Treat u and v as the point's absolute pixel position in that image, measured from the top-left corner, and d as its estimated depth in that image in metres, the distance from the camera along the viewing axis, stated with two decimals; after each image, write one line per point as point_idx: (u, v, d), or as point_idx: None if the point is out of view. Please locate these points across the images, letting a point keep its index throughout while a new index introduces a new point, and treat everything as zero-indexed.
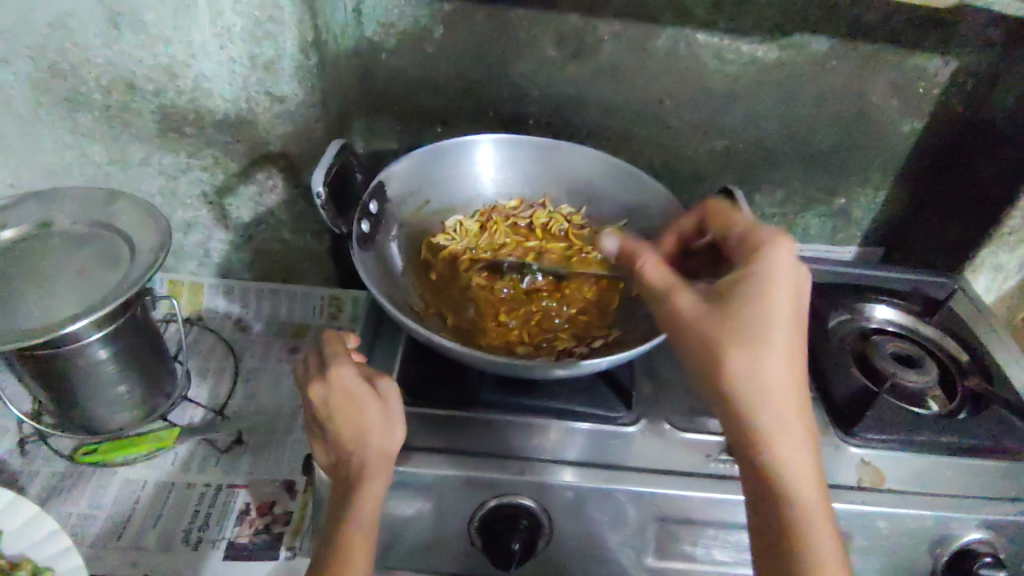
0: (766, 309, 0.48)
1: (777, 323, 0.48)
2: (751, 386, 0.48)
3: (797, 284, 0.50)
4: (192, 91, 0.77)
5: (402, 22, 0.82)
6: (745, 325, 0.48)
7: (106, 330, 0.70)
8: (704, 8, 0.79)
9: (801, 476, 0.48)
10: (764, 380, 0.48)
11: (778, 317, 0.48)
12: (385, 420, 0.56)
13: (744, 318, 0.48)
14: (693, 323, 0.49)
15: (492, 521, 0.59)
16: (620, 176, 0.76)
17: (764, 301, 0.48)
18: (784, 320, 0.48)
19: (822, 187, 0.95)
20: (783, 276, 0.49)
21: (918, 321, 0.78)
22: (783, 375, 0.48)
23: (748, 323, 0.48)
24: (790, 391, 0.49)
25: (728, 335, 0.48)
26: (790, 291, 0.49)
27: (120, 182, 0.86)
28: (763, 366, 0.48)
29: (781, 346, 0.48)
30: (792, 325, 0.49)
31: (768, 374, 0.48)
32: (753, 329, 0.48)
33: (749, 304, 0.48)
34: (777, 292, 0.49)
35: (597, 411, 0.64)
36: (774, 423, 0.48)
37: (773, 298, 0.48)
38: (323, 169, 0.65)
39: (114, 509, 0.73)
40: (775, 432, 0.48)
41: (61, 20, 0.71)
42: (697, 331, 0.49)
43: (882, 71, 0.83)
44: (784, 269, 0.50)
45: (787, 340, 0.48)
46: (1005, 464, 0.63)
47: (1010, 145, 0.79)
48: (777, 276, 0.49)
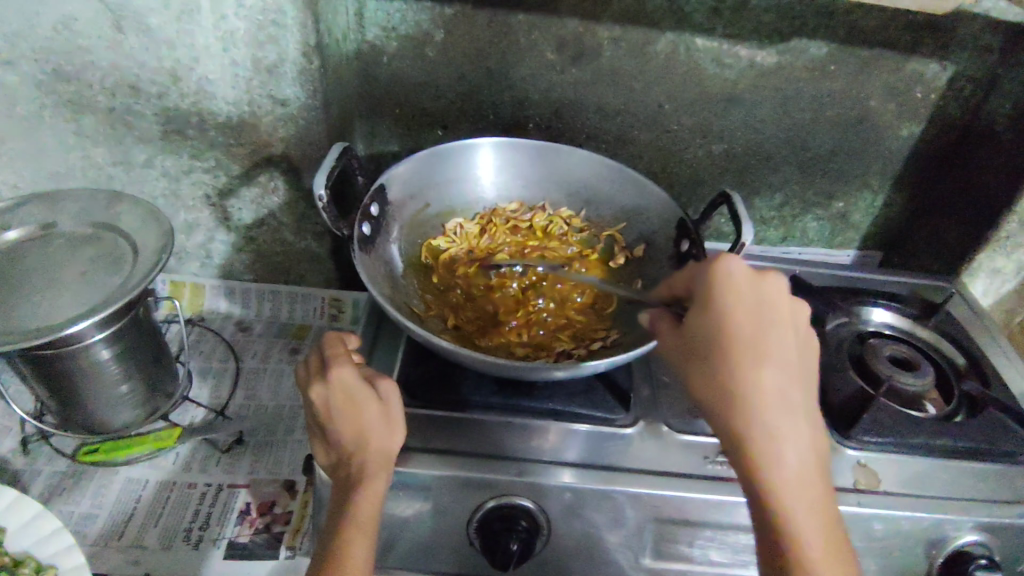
0: (716, 323, 0.49)
1: (733, 337, 0.49)
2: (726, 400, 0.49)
3: (750, 291, 0.50)
4: (195, 93, 0.77)
5: (403, 26, 0.83)
6: (701, 343, 0.50)
7: (109, 331, 0.71)
8: (703, 13, 0.79)
9: (793, 489, 0.48)
10: (738, 393, 0.49)
11: (732, 330, 0.49)
12: (385, 421, 0.56)
13: (700, 337, 0.50)
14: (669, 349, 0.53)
15: (490, 521, 0.59)
16: (619, 180, 0.77)
17: (711, 317, 0.50)
18: (738, 330, 0.49)
19: (820, 191, 0.95)
20: (730, 289, 0.49)
21: (915, 325, 0.78)
22: (758, 386, 0.49)
23: (704, 342, 0.50)
24: (769, 401, 0.49)
25: (692, 355, 0.51)
26: (741, 301, 0.49)
27: (123, 183, 0.86)
28: (731, 378, 0.49)
29: (744, 357, 0.49)
30: (752, 334, 0.49)
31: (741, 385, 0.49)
32: (708, 346, 0.50)
33: (700, 323, 0.50)
34: (725, 306, 0.49)
35: (596, 413, 0.65)
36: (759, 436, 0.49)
37: (721, 313, 0.49)
38: (325, 172, 0.65)
39: (116, 508, 0.73)
40: (761, 445, 0.48)
41: (66, 23, 0.72)
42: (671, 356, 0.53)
43: (879, 76, 0.84)
44: (731, 281, 0.49)
45: (750, 350, 0.49)
46: (1001, 467, 0.64)
47: (1007, 149, 0.80)
48: (724, 288, 0.49)
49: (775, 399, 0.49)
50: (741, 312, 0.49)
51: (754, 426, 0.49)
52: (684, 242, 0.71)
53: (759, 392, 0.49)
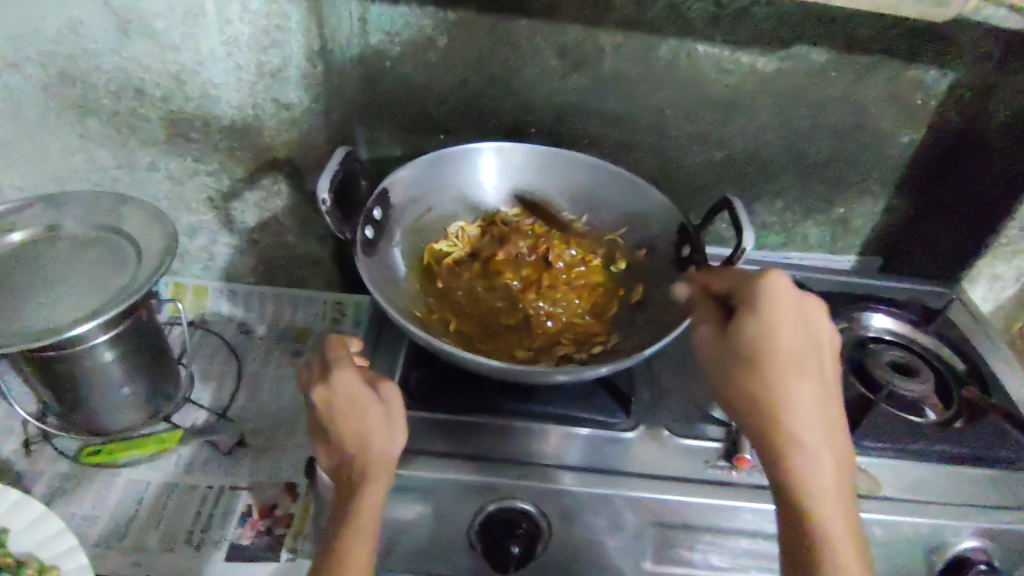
0: (763, 331, 0.51)
1: (776, 345, 0.51)
2: (764, 406, 0.51)
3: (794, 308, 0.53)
4: (199, 97, 0.78)
5: (406, 31, 0.83)
6: (745, 349, 0.52)
7: (112, 333, 0.71)
8: (704, 20, 0.80)
9: (826, 498, 0.49)
10: (775, 400, 0.51)
11: (775, 338, 0.51)
12: (387, 424, 0.57)
13: (745, 344, 0.52)
14: (710, 353, 0.55)
15: (491, 525, 0.59)
16: (620, 185, 0.77)
17: (760, 324, 0.52)
18: (781, 340, 0.51)
19: (820, 197, 0.96)
20: (777, 303, 0.52)
21: (915, 331, 0.78)
22: (797, 395, 0.51)
23: (749, 347, 0.52)
24: (808, 411, 0.50)
25: (736, 362, 0.53)
26: (787, 314, 0.52)
27: (127, 186, 0.87)
28: (771, 385, 0.51)
29: (787, 365, 0.51)
30: (795, 346, 0.51)
31: (778, 392, 0.50)
32: (754, 353, 0.51)
33: (746, 329, 0.52)
34: (770, 315, 0.52)
35: (596, 417, 0.65)
36: (794, 442, 0.50)
37: (766, 322, 0.52)
38: (328, 176, 0.65)
39: (118, 509, 0.74)
40: (795, 453, 0.50)
41: (71, 27, 0.73)
42: (713, 359, 0.55)
43: (879, 82, 0.84)
44: (777, 296, 0.52)
45: (792, 360, 0.51)
46: (1000, 472, 0.64)
47: (1002, 155, 0.81)
48: (769, 299, 0.52)
49: (811, 409, 0.51)
50: (785, 325, 0.52)
51: (789, 434, 0.50)
52: (685, 247, 0.71)
53: (798, 401, 0.50)
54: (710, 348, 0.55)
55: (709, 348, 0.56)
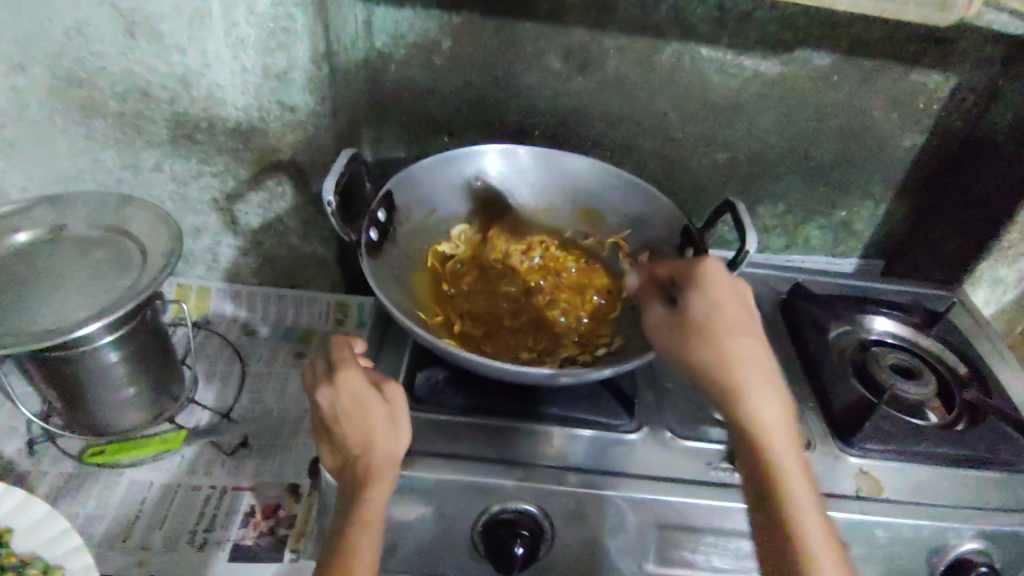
0: (710, 303, 0.53)
1: (723, 314, 0.53)
2: (724, 373, 0.51)
3: (732, 285, 0.55)
4: (205, 99, 0.78)
5: (411, 34, 0.84)
6: (696, 322, 0.53)
7: (118, 333, 0.71)
8: (708, 23, 0.80)
9: (791, 458, 0.50)
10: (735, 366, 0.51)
11: (721, 309, 0.53)
12: (391, 424, 0.57)
13: (694, 316, 0.53)
14: (657, 332, 0.55)
15: (495, 525, 0.59)
16: (623, 188, 0.78)
17: (706, 297, 0.54)
18: (727, 311, 0.53)
19: (823, 200, 0.96)
20: (718, 279, 0.55)
21: (916, 334, 0.78)
22: (752, 359, 0.52)
23: (699, 319, 0.53)
24: (763, 373, 0.52)
25: (687, 334, 0.53)
26: (722, 290, 0.54)
27: (132, 187, 0.87)
28: (727, 352, 0.51)
29: (735, 332, 0.52)
30: (739, 315, 0.53)
31: (735, 358, 0.51)
32: (703, 324, 0.53)
33: (694, 303, 0.54)
34: (713, 290, 0.54)
35: (600, 419, 0.65)
36: (757, 406, 0.51)
37: (710, 295, 0.54)
38: (333, 178, 0.66)
39: (122, 509, 0.74)
40: (759, 417, 0.50)
41: (78, 29, 0.73)
42: (662, 337, 0.55)
43: (882, 86, 0.84)
44: (715, 273, 0.55)
45: (741, 328, 0.53)
46: (1001, 475, 0.64)
47: (1008, 158, 0.81)
48: (710, 277, 0.55)
49: (766, 373, 0.52)
50: (727, 298, 0.54)
51: (751, 398, 0.51)
52: (688, 249, 0.71)
53: (754, 366, 0.52)
54: (658, 325, 0.55)
55: (658, 325, 0.55)
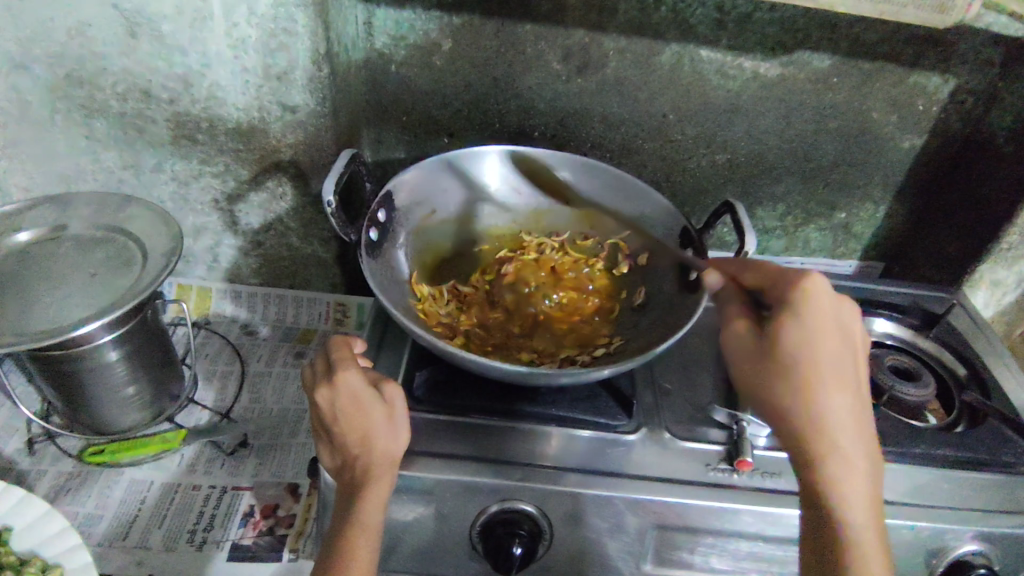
0: (809, 340, 0.50)
1: (820, 355, 0.50)
2: (809, 419, 0.50)
3: (832, 314, 0.52)
4: (206, 99, 0.78)
5: (411, 35, 0.84)
6: (787, 357, 0.50)
7: (118, 333, 0.71)
8: (708, 25, 0.80)
9: (863, 516, 0.49)
10: (821, 413, 0.50)
11: (820, 348, 0.50)
12: (390, 424, 0.57)
13: (787, 351, 0.51)
14: (741, 353, 0.53)
15: (493, 526, 0.59)
16: (623, 189, 0.77)
17: (805, 330, 0.51)
18: (826, 350, 0.50)
19: (822, 202, 0.96)
20: (821, 310, 0.51)
21: (916, 336, 0.79)
22: (840, 408, 0.50)
23: (794, 353, 0.50)
24: (848, 421, 0.50)
25: (778, 367, 0.51)
26: (823, 321, 0.51)
27: (132, 187, 0.87)
28: (816, 397, 0.50)
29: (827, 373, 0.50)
30: (836, 355, 0.51)
31: (823, 406, 0.50)
32: (796, 359, 0.50)
33: (792, 337, 0.51)
34: (816, 322, 0.51)
35: (599, 419, 0.66)
36: (834, 457, 0.50)
37: (812, 328, 0.50)
38: (333, 178, 0.66)
39: (121, 509, 0.74)
40: (835, 469, 0.49)
41: (80, 29, 0.73)
42: (746, 361, 0.53)
43: (881, 88, 0.84)
44: (821, 300, 0.51)
45: (835, 371, 0.51)
46: (1003, 477, 0.63)
47: (1008, 161, 0.81)
48: (813, 308, 0.51)
49: (851, 421, 0.50)
50: (827, 332, 0.51)
51: (832, 449, 0.50)
52: (688, 250, 0.71)
53: (840, 414, 0.50)
54: (742, 347, 0.53)
55: (743, 348, 0.53)
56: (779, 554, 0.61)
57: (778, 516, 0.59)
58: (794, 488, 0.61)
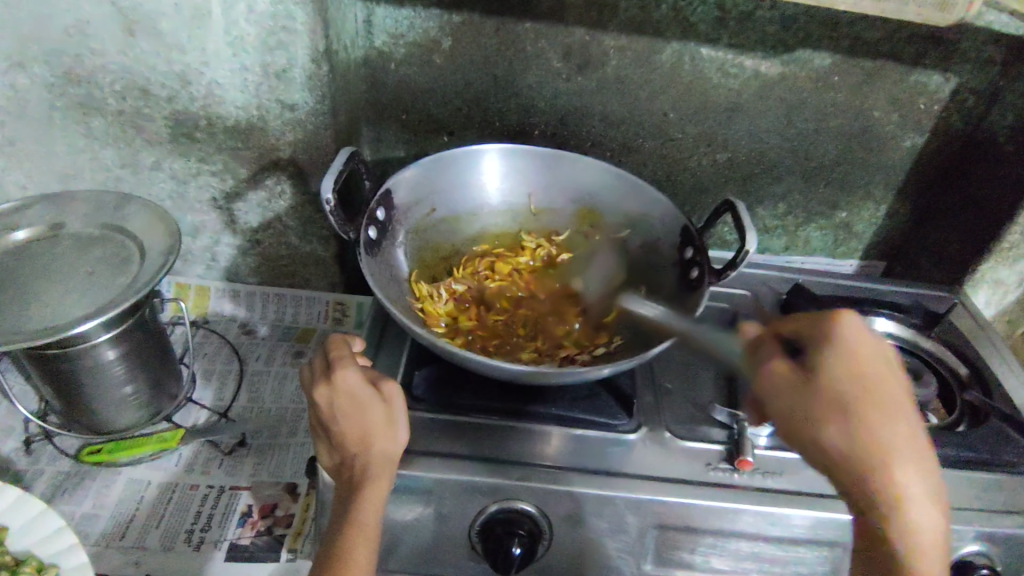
0: (853, 377, 0.47)
1: (872, 393, 0.47)
2: (874, 465, 0.45)
3: (865, 348, 0.48)
4: (204, 97, 0.78)
5: (411, 33, 0.84)
6: (837, 396, 0.46)
7: (115, 331, 0.71)
8: (708, 23, 0.80)
9: (935, 565, 0.44)
10: (883, 456, 0.45)
11: (866, 387, 0.47)
12: (389, 423, 0.57)
13: (833, 389, 0.46)
14: (780, 394, 0.48)
15: (492, 526, 0.59)
16: (624, 188, 0.77)
17: (851, 367, 0.47)
18: (875, 388, 0.47)
19: (823, 201, 0.96)
20: (856, 346, 0.48)
21: (918, 335, 0.78)
22: (904, 451, 0.46)
23: (838, 394, 0.46)
24: (915, 466, 0.45)
25: (826, 408, 0.46)
26: (857, 357, 0.48)
27: (131, 185, 0.87)
28: (875, 440, 0.45)
29: (874, 410, 0.46)
30: (887, 393, 0.47)
31: (884, 448, 0.45)
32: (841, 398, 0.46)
33: (838, 375, 0.47)
34: (849, 357, 0.48)
35: (599, 419, 0.65)
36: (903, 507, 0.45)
37: (855, 364, 0.47)
38: (333, 176, 0.65)
39: (118, 509, 0.73)
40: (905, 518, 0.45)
41: (78, 26, 0.73)
42: (788, 403, 0.48)
43: (882, 87, 0.84)
44: (861, 338, 0.48)
45: (890, 409, 0.46)
46: (1006, 477, 0.63)
47: (1010, 160, 0.80)
48: (856, 344, 0.48)
49: (917, 463, 0.45)
50: (864, 367, 0.47)
51: (900, 497, 0.45)
52: (688, 249, 0.71)
53: (903, 457, 0.45)
54: (779, 386, 0.48)
55: (781, 387, 0.48)
56: (780, 555, 0.61)
57: (780, 517, 0.58)
58: (795, 488, 0.61)
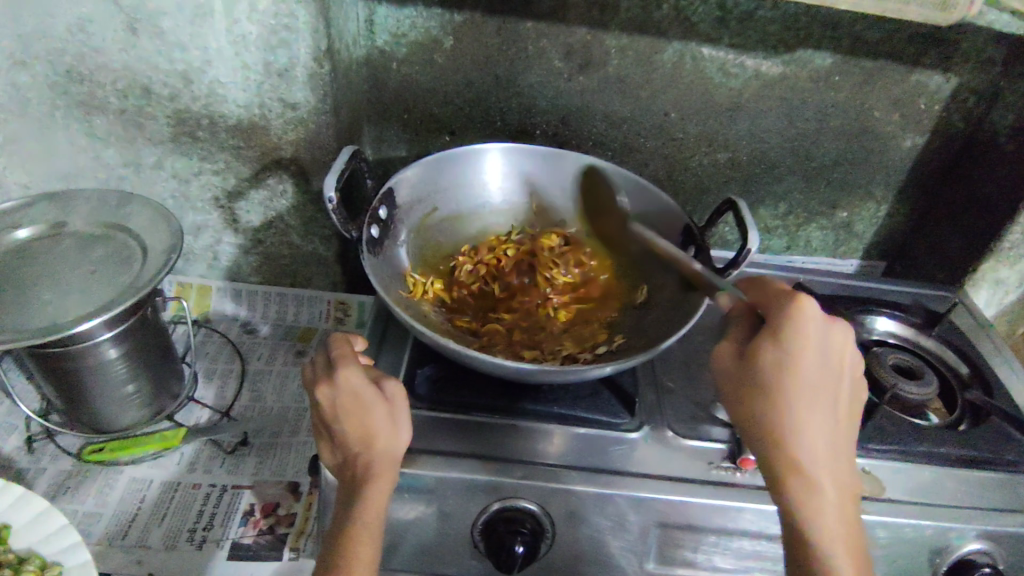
0: (789, 364, 0.49)
1: (800, 376, 0.49)
2: (777, 444, 0.49)
3: (815, 336, 0.49)
4: (206, 96, 0.78)
5: (413, 32, 0.84)
6: (766, 376, 0.50)
7: (118, 330, 0.71)
8: (709, 23, 0.80)
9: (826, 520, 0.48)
10: (793, 433, 0.49)
11: (802, 373, 0.49)
12: (391, 420, 0.57)
13: (765, 374, 0.50)
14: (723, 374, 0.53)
15: (495, 524, 0.59)
16: (624, 185, 0.77)
17: (783, 352, 0.50)
18: (808, 376, 0.49)
19: (823, 201, 0.96)
20: (807, 331, 0.49)
21: (919, 335, 0.78)
22: (814, 439, 0.49)
23: (770, 375, 0.50)
24: (821, 439, 0.49)
25: (756, 384, 0.50)
26: (807, 345, 0.49)
27: (133, 184, 0.87)
28: (792, 410, 0.49)
29: (797, 391, 0.49)
30: (815, 376, 0.49)
31: (794, 429, 0.49)
32: (771, 377, 0.50)
33: (768, 357, 0.50)
34: (797, 344, 0.49)
35: (602, 417, 0.65)
36: (807, 483, 0.48)
37: (792, 351, 0.49)
38: (335, 175, 0.65)
39: (121, 507, 0.73)
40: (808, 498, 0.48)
41: (80, 25, 0.73)
42: (729, 383, 0.53)
43: (883, 87, 0.84)
44: (805, 324, 0.49)
45: (814, 389, 0.49)
46: (1005, 476, 0.63)
47: (1010, 161, 0.81)
48: (802, 332, 0.49)
49: (827, 446, 0.49)
50: (806, 354, 0.49)
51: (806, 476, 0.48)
52: (690, 247, 0.71)
53: (815, 440, 0.49)
54: (724, 368, 0.53)
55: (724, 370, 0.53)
56: (782, 553, 0.61)
57: (780, 515, 0.59)
58: None
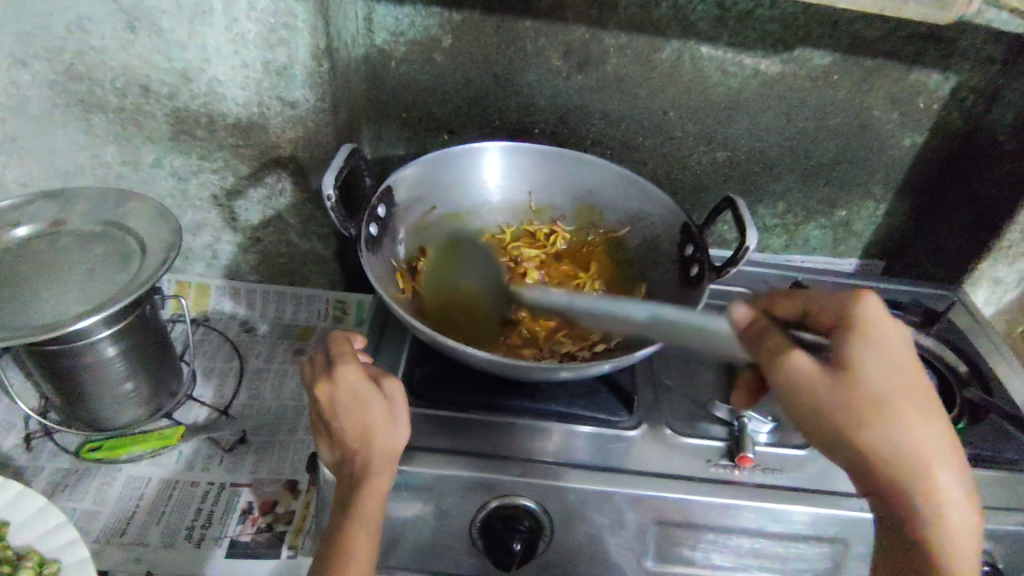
0: (886, 363, 0.46)
1: (899, 374, 0.46)
2: (902, 459, 0.45)
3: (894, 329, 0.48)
4: (205, 95, 0.78)
5: (411, 31, 0.84)
6: (866, 381, 0.46)
7: (114, 328, 0.71)
8: (708, 22, 0.80)
9: (953, 514, 0.46)
10: (906, 437, 0.45)
11: (899, 368, 0.46)
12: (391, 418, 0.57)
13: (863, 375, 0.46)
14: (807, 386, 0.46)
15: (493, 521, 0.58)
16: (623, 186, 0.77)
17: (878, 352, 0.47)
18: (905, 371, 0.47)
19: (822, 199, 0.96)
20: (885, 324, 0.48)
21: (918, 332, 0.77)
22: (927, 437, 0.46)
23: (870, 375, 0.46)
24: (935, 433, 0.46)
25: (859, 393, 0.45)
26: (892, 339, 0.47)
27: (132, 182, 0.87)
28: (903, 412, 0.46)
29: (899, 390, 0.46)
30: (909, 371, 0.47)
31: (917, 439, 0.45)
32: (872, 381, 0.46)
33: (864, 359, 0.46)
34: (882, 340, 0.47)
35: (600, 415, 0.65)
36: (933, 483, 0.45)
37: (884, 349, 0.47)
38: (334, 172, 0.65)
39: (119, 505, 0.73)
40: (937, 500, 0.45)
41: (79, 23, 0.73)
42: (817, 397, 0.46)
43: (882, 86, 0.84)
44: (880, 318, 0.48)
45: (912, 385, 0.47)
46: (1002, 475, 0.63)
47: (1009, 159, 0.80)
48: (881, 330, 0.47)
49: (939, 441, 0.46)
50: (895, 349, 0.47)
51: (933, 479, 0.45)
52: (688, 246, 0.71)
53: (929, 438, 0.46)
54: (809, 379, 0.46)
55: (809, 381, 0.46)
56: (781, 551, 0.60)
57: (780, 513, 0.59)
58: (794, 485, 0.61)
